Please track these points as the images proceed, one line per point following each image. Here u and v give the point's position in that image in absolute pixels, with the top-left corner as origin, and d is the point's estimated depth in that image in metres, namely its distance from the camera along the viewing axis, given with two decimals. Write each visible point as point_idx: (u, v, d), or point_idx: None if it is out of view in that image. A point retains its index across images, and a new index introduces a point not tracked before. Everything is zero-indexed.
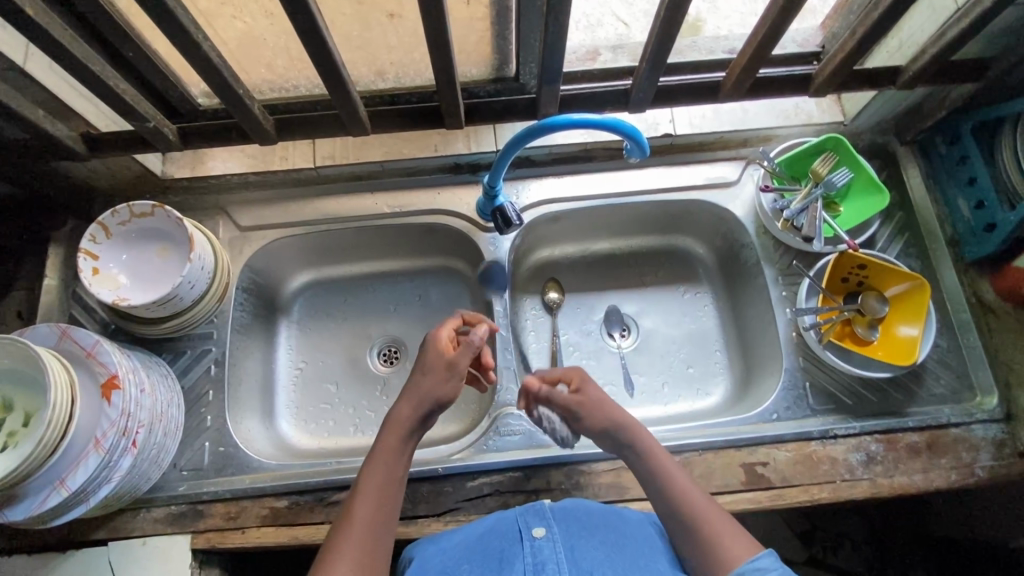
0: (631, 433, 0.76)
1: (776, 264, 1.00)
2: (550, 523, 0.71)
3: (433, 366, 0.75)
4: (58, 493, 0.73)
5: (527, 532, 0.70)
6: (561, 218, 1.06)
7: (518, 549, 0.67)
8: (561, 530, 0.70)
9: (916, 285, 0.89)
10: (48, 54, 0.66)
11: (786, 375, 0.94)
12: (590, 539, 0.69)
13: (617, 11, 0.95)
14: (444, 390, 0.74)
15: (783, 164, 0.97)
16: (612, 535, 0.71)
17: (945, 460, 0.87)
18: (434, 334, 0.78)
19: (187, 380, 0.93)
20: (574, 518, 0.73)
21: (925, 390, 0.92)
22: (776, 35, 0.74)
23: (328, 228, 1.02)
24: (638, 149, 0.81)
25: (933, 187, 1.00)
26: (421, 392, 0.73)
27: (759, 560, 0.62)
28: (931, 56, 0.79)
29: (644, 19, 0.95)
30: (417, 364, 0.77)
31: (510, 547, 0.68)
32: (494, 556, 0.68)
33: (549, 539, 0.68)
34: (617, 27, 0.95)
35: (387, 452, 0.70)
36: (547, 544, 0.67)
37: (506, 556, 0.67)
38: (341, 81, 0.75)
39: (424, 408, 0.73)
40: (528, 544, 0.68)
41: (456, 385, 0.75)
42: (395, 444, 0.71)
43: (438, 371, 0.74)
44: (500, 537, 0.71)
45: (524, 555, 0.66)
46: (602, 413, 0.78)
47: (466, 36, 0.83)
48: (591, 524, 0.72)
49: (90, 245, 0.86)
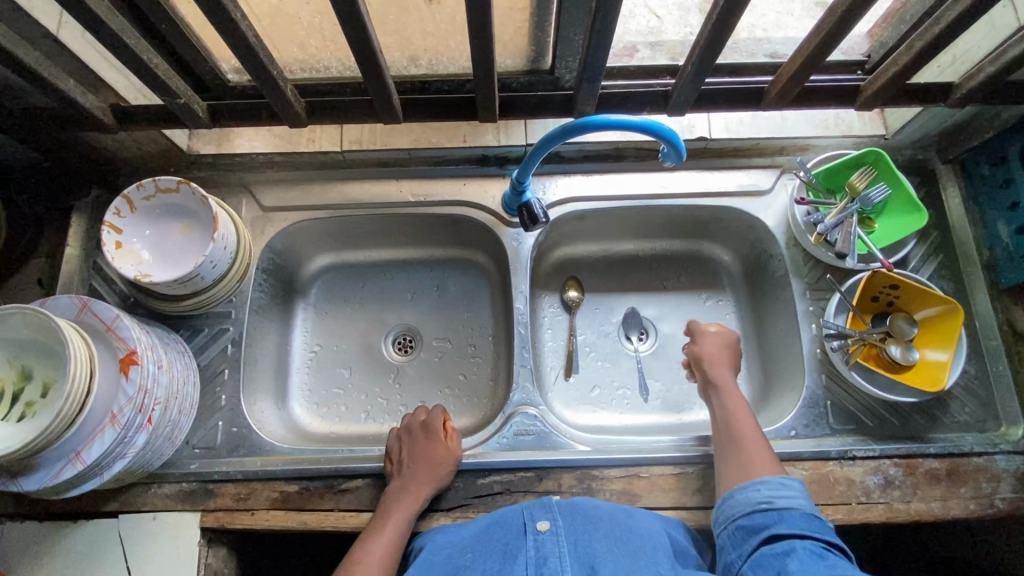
0: (714, 372, 0.88)
1: (805, 278, 0.97)
2: (554, 516, 0.71)
3: (433, 451, 0.85)
4: (74, 465, 0.73)
5: (531, 525, 0.70)
6: (587, 216, 1.04)
7: (522, 542, 0.68)
8: (566, 524, 0.70)
9: (948, 309, 0.87)
10: (81, 24, 0.64)
11: (807, 393, 0.92)
12: (595, 534, 0.69)
13: (649, 4, 0.92)
14: (444, 477, 0.85)
15: (819, 177, 0.95)
16: (617, 529, 0.71)
17: (965, 489, 0.86)
18: (430, 426, 0.89)
19: (204, 358, 0.93)
20: (581, 513, 0.73)
21: (949, 417, 0.90)
22: (830, 45, 0.71)
23: (351, 214, 1.01)
24: (676, 153, 0.79)
25: (972, 209, 0.97)
26: (431, 471, 0.83)
27: (787, 479, 0.74)
28: (988, 75, 0.76)
29: (677, 13, 0.92)
30: (416, 444, 0.86)
31: (514, 541, 0.68)
32: (497, 549, 0.68)
33: (553, 533, 0.68)
34: (648, 19, 0.92)
35: (399, 518, 0.80)
36: (551, 539, 0.67)
37: (510, 550, 0.67)
38: (375, 65, 0.73)
39: (433, 485, 0.83)
40: (532, 538, 0.68)
41: (451, 472, 0.86)
42: (406, 511, 0.81)
43: (438, 456, 0.85)
44: (504, 529, 0.72)
45: (528, 549, 0.66)
46: (710, 356, 0.90)
47: (505, 25, 0.80)
48: (596, 517, 0.73)
49: (114, 218, 0.85)
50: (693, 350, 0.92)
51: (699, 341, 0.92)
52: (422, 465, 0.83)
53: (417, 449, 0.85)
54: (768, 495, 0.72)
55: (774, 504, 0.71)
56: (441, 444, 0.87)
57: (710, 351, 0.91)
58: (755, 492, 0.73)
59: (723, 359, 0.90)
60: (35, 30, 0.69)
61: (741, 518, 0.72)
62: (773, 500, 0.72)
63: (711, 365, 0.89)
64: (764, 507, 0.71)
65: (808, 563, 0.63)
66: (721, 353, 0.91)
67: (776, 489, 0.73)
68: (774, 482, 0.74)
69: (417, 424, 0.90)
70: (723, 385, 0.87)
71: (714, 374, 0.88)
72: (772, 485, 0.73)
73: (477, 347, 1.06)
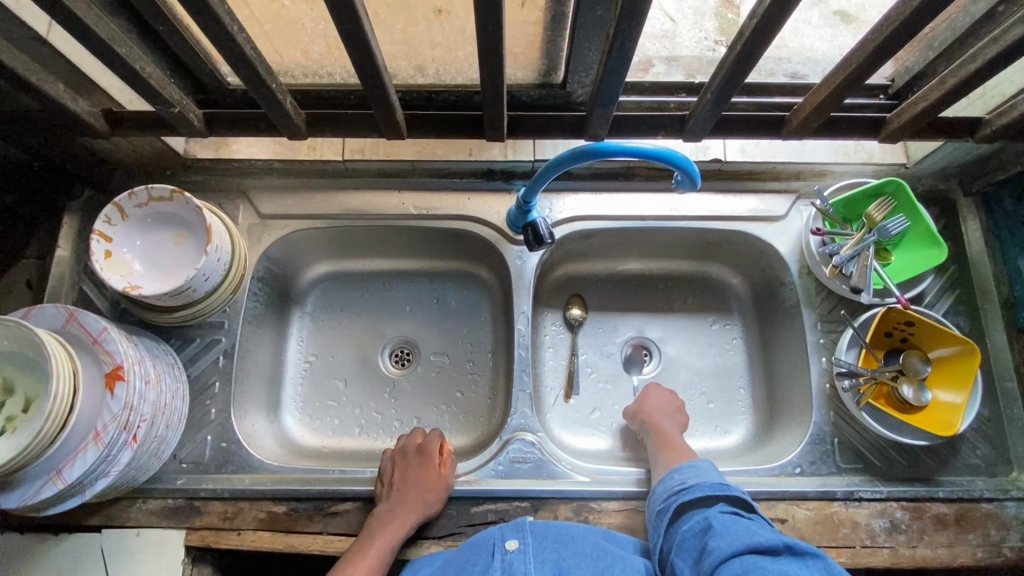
0: (653, 420, 0.91)
1: (817, 309, 0.94)
2: (525, 534, 0.75)
3: (426, 475, 0.83)
4: (54, 484, 0.70)
5: (500, 545, 0.74)
6: (593, 235, 1.01)
7: (490, 563, 0.73)
8: (535, 543, 0.74)
9: (965, 349, 0.84)
10: (70, 31, 0.61)
11: (814, 429, 0.89)
12: (564, 552, 0.73)
13: (664, 7, 0.92)
14: (432, 503, 0.82)
15: (836, 206, 0.91)
16: (588, 546, 0.74)
17: (973, 536, 0.83)
18: (422, 448, 0.86)
19: (194, 370, 0.91)
20: (553, 530, 0.76)
21: (959, 460, 0.88)
22: (858, 78, 0.68)
23: (350, 224, 0.98)
24: (689, 180, 0.76)
25: (993, 245, 0.94)
26: (422, 495, 0.81)
27: (697, 461, 0.80)
28: (1021, 112, 0.73)
29: (693, 17, 0.92)
30: (406, 468, 0.84)
31: (482, 562, 0.73)
32: (467, 570, 0.73)
33: (521, 552, 0.73)
34: (663, 23, 0.91)
35: (383, 540, 0.78)
36: (518, 558, 0.72)
37: (478, 572, 0.72)
38: (379, 81, 0.70)
39: (423, 511, 0.81)
40: (500, 558, 0.73)
41: (445, 497, 0.84)
42: (390, 537, 0.78)
43: (430, 481, 0.83)
44: (473, 549, 0.76)
45: (496, 569, 0.72)
46: (640, 403, 0.94)
47: (517, 39, 0.76)
48: (569, 534, 0.76)
49: (105, 226, 0.82)
50: (636, 405, 0.94)
51: (645, 400, 0.94)
52: (410, 490, 0.81)
53: (408, 471, 0.83)
54: (680, 477, 0.78)
55: (686, 484, 0.76)
56: (433, 470, 0.84)
57: (651, 406, 0.93)
58: (671, 479, 0.78)
59: (658, 403, 0.93)
60: (23, 33, 0.66)
61: (661, 504, 0.76)
62: (685, 481, 0.77)
63: (651, 415, 0.91)
64: (677, 488, 0.76)
65: (724, 533, 0.66)
66: (659, 400, 0.94)
67: (686, 471, 0.78)
68: (686, 466, 0.79)
69: (411, 446, 0.88)
70: (653, 416, 0.91)
71: (654, 423, 0.90)
72: (683, 470, 0.79)
73: (476, 363, 1.03)
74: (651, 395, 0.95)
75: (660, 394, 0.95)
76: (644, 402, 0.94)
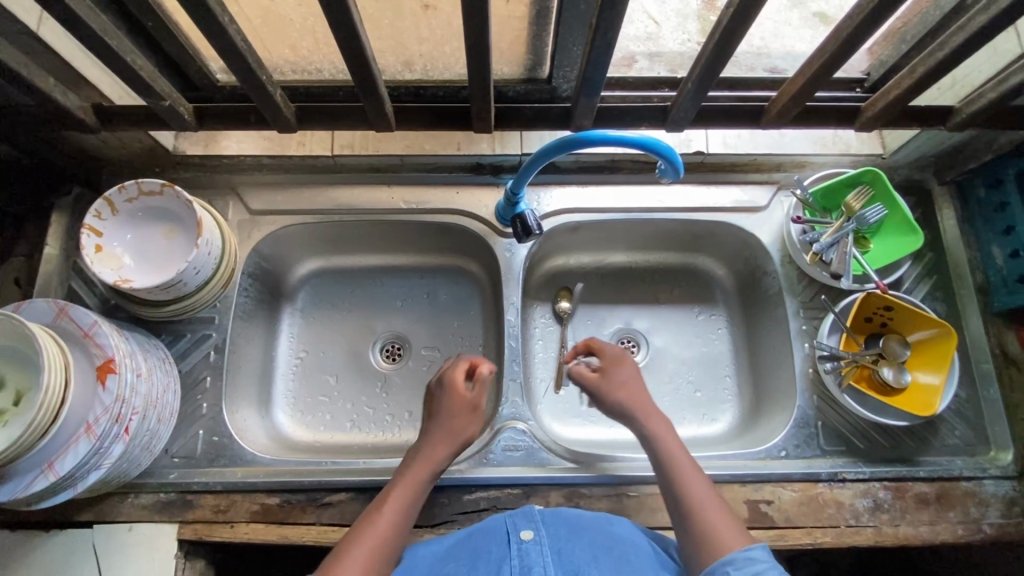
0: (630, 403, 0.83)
1: (798, 296, 0.97)
2: (538, 526, 0.74)
3: (457, 408, 0.82)
4: (45, 477, 0.70)
5: (515, 535, 0.72)
6: (581, 228, 1.02)
7: (507, 551, 0.70)
8: (548, 534, 0.72)
9: (942, 332, 0.86)
10: (62, 24, 0.62)
11: (798, 413, 0.91)
12: (577, 542, 0.72)
13: (648, 10, 0.92)
14: (466, 429, 0.82)
15: (816, 195, 0.94)
16: (599, 538, 0.73)
17: (953, 514, 0.86)
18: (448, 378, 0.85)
19: (185, 365, 0.91)
20: (563, 522, 0.75)
21: (939, 440, 0.90)
22: (833, 66, 0.70)
23: (341, 219, 0.99)
24: (673, 170, 0.78)
25: (967, 232, 0.97)
26: (454, 430, 0.81)
27: (752, 550, 0.66)
28: (989, 100, 0.76)
29: (675, 19, 0.92)
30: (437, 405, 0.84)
31: (499, 550, 0.71)
32: (483, 558, 0.70)
33: (536, 542, 0.70)
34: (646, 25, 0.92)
35: (419, 469, 0.78)
36: (535, 547, 0.70)
37: (493, 559, 0.69)
38: (368, 74, 0.71)
39: (453, 446, 0.80)
40: (516, 547, 0.70)
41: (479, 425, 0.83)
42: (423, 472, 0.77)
43: (461, 413, 0.82)
44: (486, 539, 0.74)
45: (513, 558, 0.68)
46: (611, 381, 0.85)
47: (503, 33, 0.77)
48: (579, 527, 0.75)
49: (95, 221, 0.82)
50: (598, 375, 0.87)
51: (616, 373, 0.86)
52: (443, 420, 0.81)
53: (439, 408, 0.83)
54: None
55: None
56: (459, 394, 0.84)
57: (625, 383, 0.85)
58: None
59: (635, 390, 0.85)
60: (14, 28, 0.66)
61: None
62: None
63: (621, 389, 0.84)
64: None
65: None
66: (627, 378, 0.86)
67: (744, 567, 0.64)
68: (741, 558, 0.65)
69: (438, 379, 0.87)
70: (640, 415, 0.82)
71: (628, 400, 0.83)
72: (739, 564, 0.65)
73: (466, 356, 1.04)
74: (622, 371, 0.87)
75: (630, 371, 0.87)
76: (617, 377, 0.86)
